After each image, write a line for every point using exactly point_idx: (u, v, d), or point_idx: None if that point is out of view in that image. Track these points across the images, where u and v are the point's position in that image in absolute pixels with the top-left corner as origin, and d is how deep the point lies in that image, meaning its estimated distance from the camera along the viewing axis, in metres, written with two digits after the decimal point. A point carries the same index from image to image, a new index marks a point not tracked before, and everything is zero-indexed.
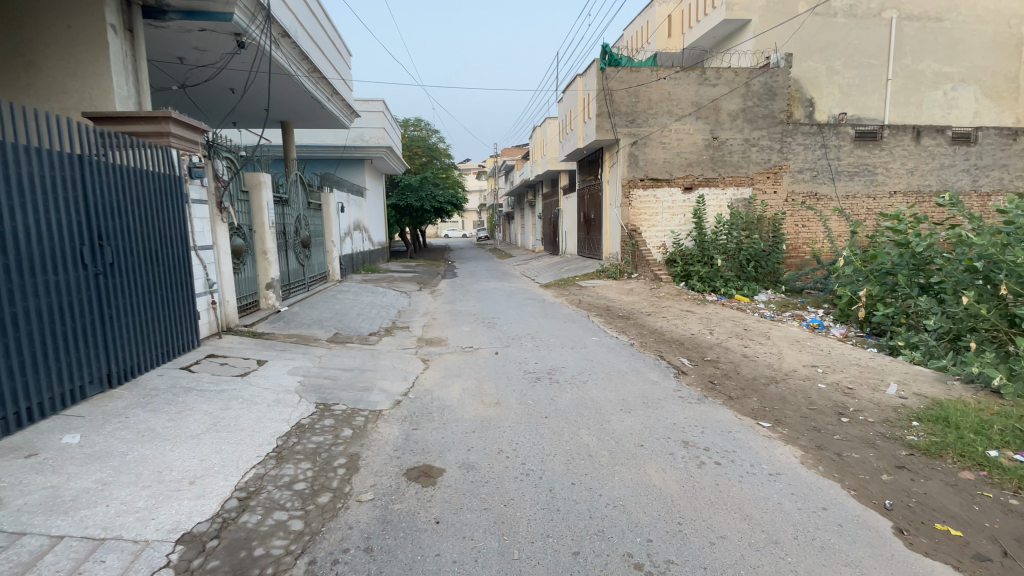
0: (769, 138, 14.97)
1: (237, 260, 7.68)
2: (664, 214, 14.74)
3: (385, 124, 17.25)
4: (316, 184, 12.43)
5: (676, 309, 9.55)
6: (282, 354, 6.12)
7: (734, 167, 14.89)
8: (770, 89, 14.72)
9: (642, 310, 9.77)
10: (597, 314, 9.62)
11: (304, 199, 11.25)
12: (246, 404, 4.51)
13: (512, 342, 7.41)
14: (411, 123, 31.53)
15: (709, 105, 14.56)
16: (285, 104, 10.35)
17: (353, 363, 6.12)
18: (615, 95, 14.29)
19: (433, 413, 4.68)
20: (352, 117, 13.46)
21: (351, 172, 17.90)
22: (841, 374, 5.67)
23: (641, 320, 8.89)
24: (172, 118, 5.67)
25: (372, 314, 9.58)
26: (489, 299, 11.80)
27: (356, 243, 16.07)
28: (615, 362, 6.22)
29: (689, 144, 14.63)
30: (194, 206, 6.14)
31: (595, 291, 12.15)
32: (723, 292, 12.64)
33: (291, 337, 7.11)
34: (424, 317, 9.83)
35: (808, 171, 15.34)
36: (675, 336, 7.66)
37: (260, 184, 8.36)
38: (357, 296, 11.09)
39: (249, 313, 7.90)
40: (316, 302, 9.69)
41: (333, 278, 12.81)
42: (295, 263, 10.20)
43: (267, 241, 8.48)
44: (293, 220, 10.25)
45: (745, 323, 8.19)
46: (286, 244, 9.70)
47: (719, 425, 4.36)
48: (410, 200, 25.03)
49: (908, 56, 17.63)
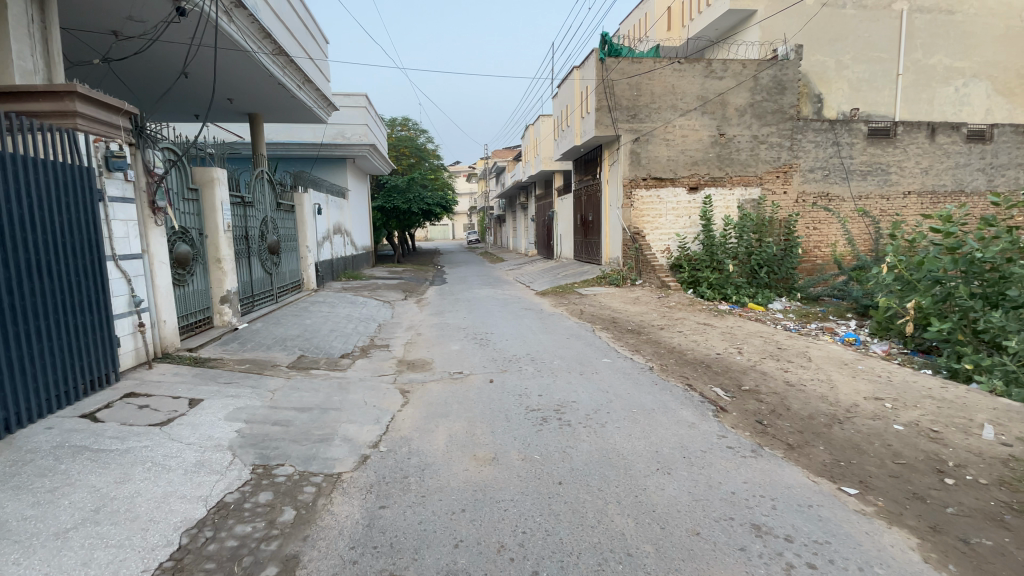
0: (779, 135, 14.00)
1: (181, 270, 6.49)
2: (668, 216, 13.71)
3: (367, 120, 16.06)
4: (289, 183, 11.22)
5: (692, 322, 8.45)
6: (225, 390, 4.92)
7: (743, 166, 13.90)
8: (780, 82, 13.81)
9: (654, 322, 8.68)
10: (604, 328, 8.50)
11: (272, 199, 10.02)
12: (153, 474, 3.33)
13: (508, 366, 6.26)
14: (398, 123, 30.31)
15: (716, 99, 13.55)
16: (246, 88, 9.12)
17: (313, 400, 4.93)
18: (616, 88, 13.25)
19: (409, 478, 3.51)
20: (330, 109, 12.26)
21: (331, 172, 16.68)
22: (918, 413, 4.61)
23: (656, 336, 7.77)
24: (79, 94, 4.51)
25: (348, 330, 8.35)
26: (481, 310, 10.64)
27: (335, 247, 14.86)
28: (635, 393, 5.11)
29: (695, 141, 13.61)
30: (112, 205, 4.93)
31: (598, 300, 11.04)
32: (734, 300, 11.62)
33: (244, 363, 5.90)
34: (407, 332, 8.63)
35: (820, 170, 14.37)
36: (699, 356, 6.57)
37: (213, 181, 7.14)
38: (333, 307, 9.88)
39: (197, 333, 6.70)
40: (282, 316, 8.46)
41: (308, 286, 11.58)
42: (260, 272, 8.97)
43: (222, 248, 7.25)
44: (258, 223, 9.03)
45: (776, 340, 7.11)
46: (248, 250, 8.47)
47: (791, 496, 3.27)
48: (396, 202, 23.78)
49: (918, 50, 16.81)
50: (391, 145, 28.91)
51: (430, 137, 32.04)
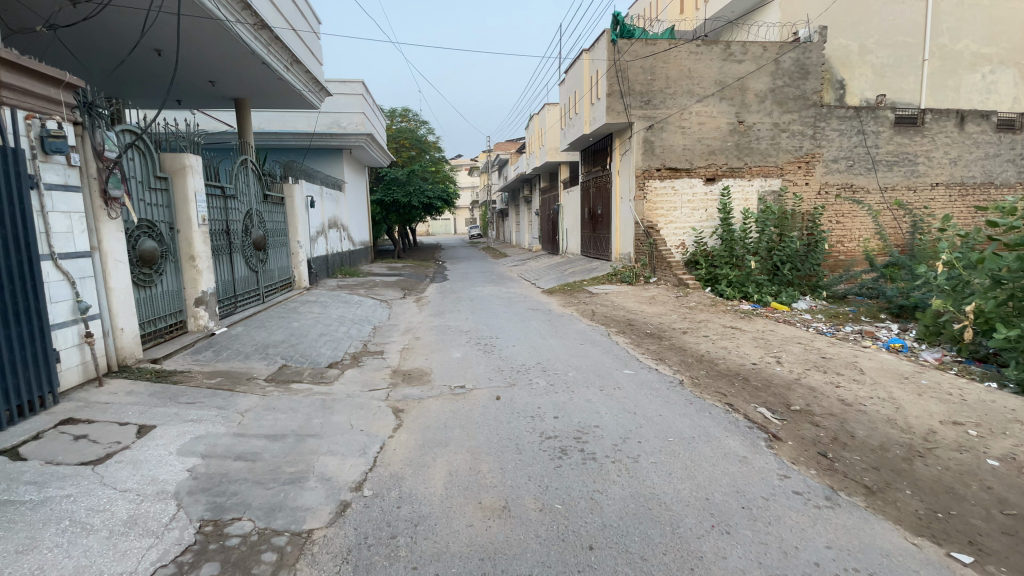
0: (801, 123, 13.16)
1: (147, 270, 5.75)
2: (683, 209, 12.89)
3: (365, 108, 15.27)
4: (279, 174, 10.44)
5: (718, 325, 7.64)
6: (185, 414, 4.16)
7: (763, 156, 13.07)
8: (802, 66, 12.95)
9: (675, 325, 7.89)
10: (619, 332, 7.73)
11: (259, 190, 9.26)
12: (68, 538, 2.59)
13: (517, 378, 5.49)
14: (397, 113, 29.37)
15: (734, 84, 12.72)
16: (226, 66, 8.35)
17: (290, 425, 4.18)
18: (628, 71, 12.40)
19: (399, 539, 2.76)
20: (323, 94, 11.49)
21: (327, 163, 15.93)
22: (1012, 444, 3.86)
23: (680, 341, 6.98)
24: (2, 61, 3.74)
25: (339, 334, 7.58)
26: (484, 310, 9.85)
27: (331, 242, 14.09)
28: (668, 416, 4.34)
29: (712, 129, 12.77)
30: (47, 194, 4.16)
31: (610, 299, 10.26)
32: (756, 299, 10.80)
33: (215, 377, 5.15)
34: (404, 336, 7.86)
35: (843, 160, 13.52)
36: (734, 368, 5.77)
37: (185, 169, 6.38)
38: (325, 308, 9.13)
39: (167, 341, 5.96)
40: (266, 319, 7.69)
41: (299, 284, 10.82)
42: (244, 270, 8.22)
43: (196, 244, 6.46)
44: (241, 216, 8.26)
45: (817, 347, 6.34)
46: (229, 246, 7.72)
47: (895, 571, 2.51)
48: (396, 195, 22.97)
49: (945, 34, 15.89)
50: (391, 136, 28.05)
51: (431, 128, 31.16)
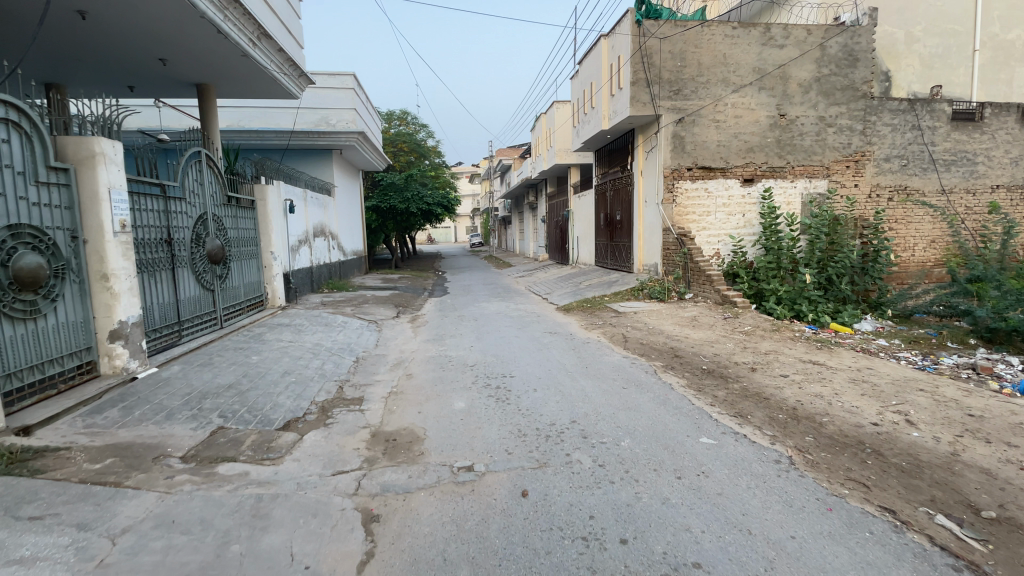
0: (850, 117, 11.58)
1: (28, 297, 4.12)
2: (718, 213, 11.27)
3: (357, 104, 13.71)
4: (248, 173, 8.85)
5: (793, 360, 6.00)
6: (13, 549, 2.51)
7: (807, 153, 11.46)
8: (851, 52, 11.40)
9: (737, 360, 6.24)
10: (668, 368, 6.09)
11: (221, 191, 7.63)
12: None
13: (548, 449, 3.83)
14: (395, 116, 27.81)
15: (775, 72, 11.14)
16: (174, 37, 6.82)
17: (188, 566, 2.52)
18: (654, 57, 10.81)
19: None
20: (306, 83, 9.85)
21: (315, 165, 14.39)
22: None
23: (754, 386, 5.32)
24: None
25: (308, 372, 5.88)
26: (491, 334, 8.18)
27: (316, 252, 12.45)
28: (807, 542, 2.67)
29: (750, 123, 11.17)
30: None
31: (642, 320, 8.59)
32: (811, 319, 9.18)
33: (104, 460, 3.51)
34: (392, 372, 6.19)
35: (896, 159, 11.92)
36: (852, 435, 4.08)
37: (94, 158, 4.76)
38: (299, 334, 7.47)
39: (59, 395, 4.33)
40: (216, 353, 6.02)
41: (273, 303, 9.17)
42: (193, 289, 6.58)
43: (112, 259, 4.83)
44: (191, 222, 6.62)
45: (951, 400, 4.66)
46: (170, 260, 6.07)
47: None
48: (392, 201, 21.33)
49: (996, 22, 14.05)
50: (389, 140, 26.50)
51: (431, 132, 29.64)
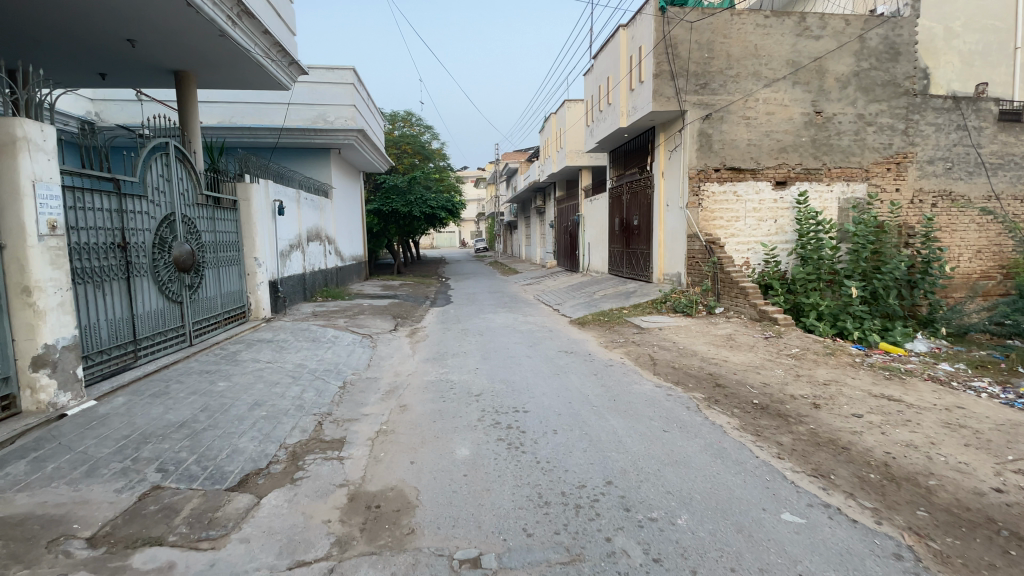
0: (891, 115, 10.60)
1: None
2: (747, 219, 10.28)
3: (357, 100, 12.85)
4: (231, 171, 7.96)
5: (862, 395, 5.03)
6: None
7: (844, 154, 10.48)
8: (892, 45, 10.43)
9: (794, 392, 5.25)
10: (712, 401, 5.11)
11: (195, 189, 6.71)
12: None
13: (582, 530, 2.86)
14: (399, 118, 26.99)
15: (811, 65, 10.18)
16: (139, 12, 5.94)
17: None
18: (680, 48, 9.89)
19: None
20: (298, 72, 8.96)
21: (311, 165, 13.54)
22: None
23: (825, 430, 4.32)
24: None
25: (284, 403, 4.94)
26: (499, 353, 7.23)
27: (309, 257, 11.55)
28: None
29: (783, 121, 10.21)
30: None
31: (669, 338, 7.61)
32: (856, 337, 8.20)
33: None
34: (384, 402, 5.25)
35: (941, 162, 10.91)
36: (978, 510, 3.17)
37: (15, 145, 3.80)
38: (281, 352, 6.54)
39: None
40: (176, 379, 5.09)
41: (258, 315, 8.25)
42: (155, 302, 5.67)
43: (36, 269, 3.90)
44: (154, 224, 5.72)
45: None
46: (121, 270, 5.15)
47: None
48: (394, 204, 20.42)
49: None
50: (392, 141, 25.67)
51: (435, 133, 28.76)
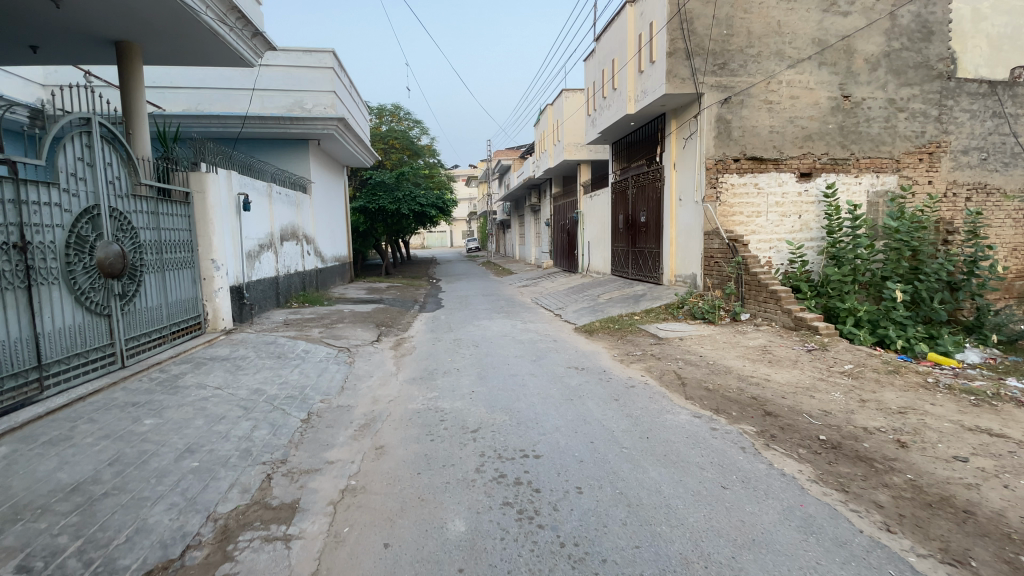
0: (923, 100, 9.67)
1: None
2: (770, 214, 9.31)
3: (337, 87, 11.73)
4: (184, 159, 6.83)
5: (954, 428, 4.05)
6: None
7: (874, 143, 9.54)
8: (925, 24, 9.50)
9: (866, 424, 4.25)
10: (768, 437, 4.09)
11: (132, 179, 5.60)
12: None
13: None
14: (386, 112, 25.78)
15: (839, 44, 9.23)
16: None
17: None
18: (696, 23, 8.89)
19: None
20: (264, 48, 7.84)
21: (288, 157, 12.39)
22: None
23: (931, 484, 3.31)
24: None
25: (226, 447, 3.85)
26: (501, 370, 6.18)
27: (284, 259, 10.42)
28: None
29: (808, 105, 9.25)
30: None
31: (694, 351, 6.58)
32: (901, 346, 7.24)
33: None
34: (358, 440, 4.18)
35: (976, 151, 10.01)
36: None
37: None
38: (237, 374, 5.43)
39: None
40: (90, 417, 3.98)
41: (217, 325, 7.12)
42: (71, 317, 4.56)
43: None
44: (70, 219, 4.62)
45: None
46: (19, 276, 4.04)
47: None
48: (381, 201, 19.27)
49: None
50: (379, 136, 24.48)
51: (425, 128, 27.58)
